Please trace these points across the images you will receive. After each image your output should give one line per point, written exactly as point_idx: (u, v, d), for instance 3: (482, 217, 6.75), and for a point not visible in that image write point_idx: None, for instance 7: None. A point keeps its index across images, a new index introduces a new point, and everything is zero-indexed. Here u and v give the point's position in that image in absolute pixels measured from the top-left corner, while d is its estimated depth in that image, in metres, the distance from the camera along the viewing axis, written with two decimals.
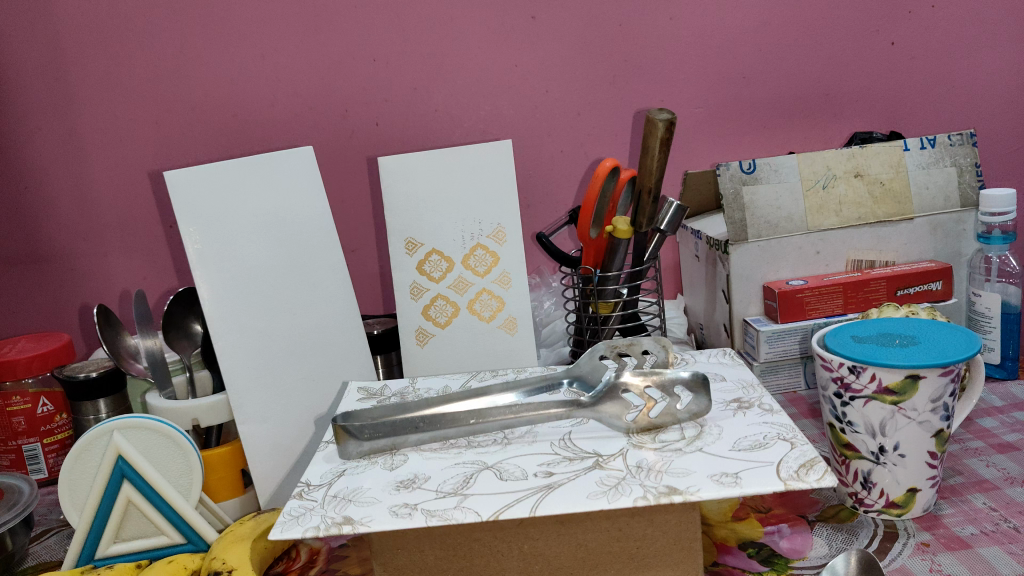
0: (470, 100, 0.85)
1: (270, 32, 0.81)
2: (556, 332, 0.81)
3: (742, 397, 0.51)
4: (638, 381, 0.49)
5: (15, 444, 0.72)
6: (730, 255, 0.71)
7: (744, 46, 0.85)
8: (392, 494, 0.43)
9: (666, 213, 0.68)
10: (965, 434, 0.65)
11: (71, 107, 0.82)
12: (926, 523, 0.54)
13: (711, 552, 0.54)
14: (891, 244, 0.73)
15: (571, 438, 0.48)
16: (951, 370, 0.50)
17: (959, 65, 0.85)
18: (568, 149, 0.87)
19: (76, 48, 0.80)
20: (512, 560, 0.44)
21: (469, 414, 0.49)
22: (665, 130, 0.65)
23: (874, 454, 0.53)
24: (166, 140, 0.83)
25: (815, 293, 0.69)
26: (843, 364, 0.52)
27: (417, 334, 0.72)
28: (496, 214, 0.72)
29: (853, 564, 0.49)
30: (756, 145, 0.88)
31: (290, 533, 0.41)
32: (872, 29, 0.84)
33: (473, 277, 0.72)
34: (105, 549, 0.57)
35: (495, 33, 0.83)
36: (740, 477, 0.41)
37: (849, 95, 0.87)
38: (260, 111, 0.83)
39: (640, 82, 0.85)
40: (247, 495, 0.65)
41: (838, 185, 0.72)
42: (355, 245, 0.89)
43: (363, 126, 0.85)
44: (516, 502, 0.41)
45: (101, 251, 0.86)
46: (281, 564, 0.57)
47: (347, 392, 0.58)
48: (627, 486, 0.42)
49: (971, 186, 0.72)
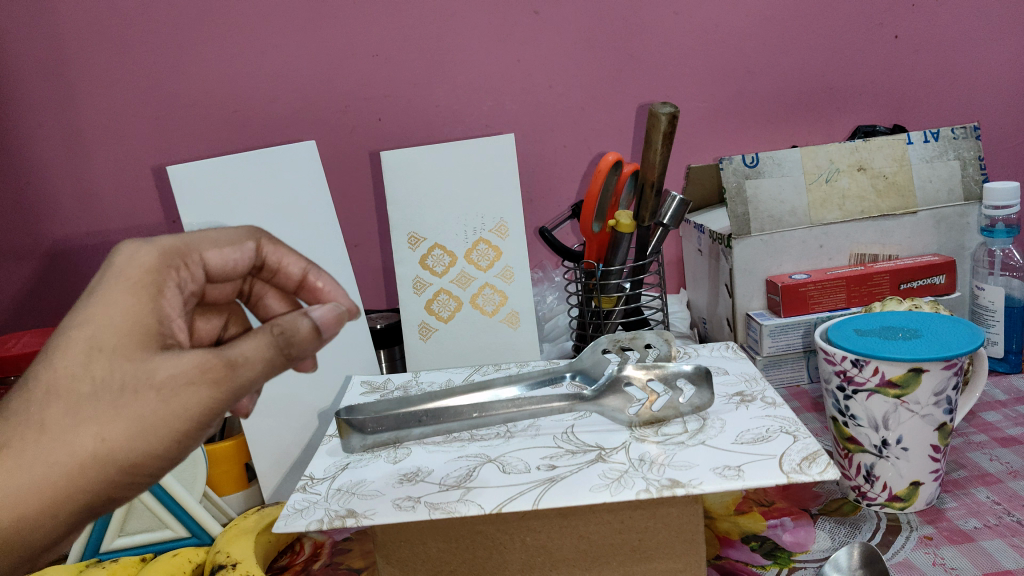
0: (471, 95, 0.85)
1: (272, 27, 0.81)
2: (559, 326, 0.82)
3: (744, 390, 0.51)
4: (640, 374, 0.49)
5: None
6: (734, 249, 0.71)
7: (748, 39, 0.84)
8: (395, 487, 0.43)
9: (668, 207, 0.68)
10: (968, 427, 0.65)
11: (74, 103, 0.82)
12: (928, 516, 0.54)
13: (714, 547, 0.54)
14: (895, 238, 0.73)
15: (573, 431, 0.48)
16: (953, 363, 0.50)
17: (963, 58, 0.85)
18: (570, 143, 0.87)
19: (79, 44, 0.80)
20: (514, 553, 0.44)
21: (473, 408, 0.49)
22: (668, 123, 0.65)
23: (877, 447, 0.53)
24: (169, 134, 0.84)
25: (818, 287, 0.69)
26: (846, 357, 0.52)
27: (420, 328, 0.72)
28: (499, 209, 0.72)
29: (855, 557, 0.49)
30: (759, 139, 0.88)
31: (293, 525, 0.41)
32: (876, 23, 0.84)
33: (476, 272, 0.72)
34: (110, 543, 0.58)
35: (497, 28, 0.83)
36: (743, 470, 0.41)
37: (854, 88, 0.86)
38: (262, 106, 0.84)
39: (643, 76, 0.85)
40: (252, 488, 0.65)
41: (842, 179, 0.72)
42: (358, 239, 0.89)
43: (366, 120, 0.85)
44: (519, 495, 0.41)
45: (105, 245, 0.86)
46: (285, 558, 0.57)
47: (351, 385, 0.58)
48: (630, 479, 0.42)
49: (975, 178, 0.72)
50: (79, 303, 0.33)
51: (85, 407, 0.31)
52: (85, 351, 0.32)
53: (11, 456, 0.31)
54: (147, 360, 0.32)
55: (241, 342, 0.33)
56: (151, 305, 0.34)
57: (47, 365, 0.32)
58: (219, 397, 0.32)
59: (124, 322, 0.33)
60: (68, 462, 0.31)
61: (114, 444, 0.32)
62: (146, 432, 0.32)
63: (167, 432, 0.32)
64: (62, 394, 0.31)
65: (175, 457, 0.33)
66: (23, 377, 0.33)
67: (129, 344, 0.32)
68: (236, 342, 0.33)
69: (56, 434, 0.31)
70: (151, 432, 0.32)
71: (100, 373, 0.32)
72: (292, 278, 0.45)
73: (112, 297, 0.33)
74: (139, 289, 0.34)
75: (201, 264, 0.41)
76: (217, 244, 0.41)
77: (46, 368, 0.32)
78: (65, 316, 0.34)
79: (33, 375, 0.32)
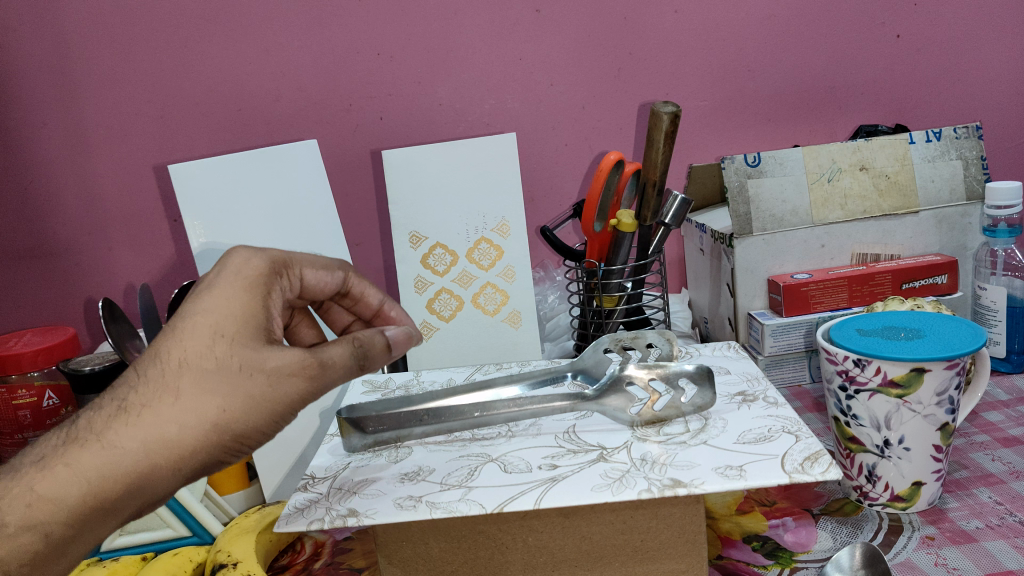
0: (473, 95, 0.85)
1: (273, 26, 0.81)
2: (560, 326, 0.81)
3: (747, 390, 0.51)
4: (642, 374, 0.49)
5: (22, 436, 0.73)
6: (736, 248, 0.71)
7: (750, 38, 0.84)
8: (397, 486, 0.43)
9: (671, 206, 0.67)
10: (970, 427, 0.65)
11: (74, 101, 0.82)
12: (931, 517, 0.54)
13: (716, 547, 0.54)
14: (897, 238, 0.73)
15: (575, 430, 0.48)
16: (956, 363, 0.50)
17: (965, 58, 0.85)
18: (572, 142, 0.87)
19: (80, 43, 0.80)
20: (516, 552, 0.44)
21: (474, 407, 0.49)
22: (670, 122, 0.64)
23: (879, 447, 0.53)
24: (171, 133, 0.83)
25: (820, 287, 0.69)
26: (848, 357, 0.52)
27: (422, 327, 0.72)
28: (501, 208, 0.72)
29: (858, 558, 0.49)
30: (761, 139, 0.88)
31: (295, 525, 0.41)
32: (878, 23, 0.84)
33: (478, 271, 0.72)
34: (111, 543, 0.58)
35: (498, 27, 0.83)
36: (745, 470, 0.41)
37: (856, 88, 0.86)
38: (264, 105, 0.83)
39: (645, 76, 0.85)
40: (253, 488, 0.65)
41: (844, 178, 0.72)
42: (359, 238, 0.89)
43: (367, 119, 0.85)
44: (521, 494, 0.41)
45: (106, 244, 0.86)
46: (287, 557, 0.57)
47: (353, 384, 0.58)
48: (632, 479, 0.42)
49: (977, 178, 0.72)
50: (201, 294, 0.39)
51: (210, 380, 0.37)
52: (209, 335, 0.38)
53: (152, 411, 0.37)
54: (259, 349, 0.39)
55: (330, 347, 0.41)
56: (260, 303, 0.40)
57: (177, 342, 0.38)
58: (312, 387, 0.39)
59: (241, 313, 0.39)
60: (195, 424, 0.37)
61: (231, 415, 0.38)
62: (256, 406, 0.38)
63: (271, 409, 0.39)
64: (192, 366, 0.37)
65: (272, 433, 0.39)
66: (152, 348, 0.38)
67: (246, 332, 0.39)
68: (327, 345, 0.41)
69: (185, 400, 0.37)
70: (260, 408, 0.38)
71: (223, 354, 0.38)
72: (369, 306, 0.52)
73: (232, 293, 0.40)
74: (253, 286, 0.41)
75: (299, 280, 0.47)
76: (315, 264, 0.47)
77: (176, 344, 0.38)
78: (186, 303, 0.39)
79: (164, 349, 0.38)
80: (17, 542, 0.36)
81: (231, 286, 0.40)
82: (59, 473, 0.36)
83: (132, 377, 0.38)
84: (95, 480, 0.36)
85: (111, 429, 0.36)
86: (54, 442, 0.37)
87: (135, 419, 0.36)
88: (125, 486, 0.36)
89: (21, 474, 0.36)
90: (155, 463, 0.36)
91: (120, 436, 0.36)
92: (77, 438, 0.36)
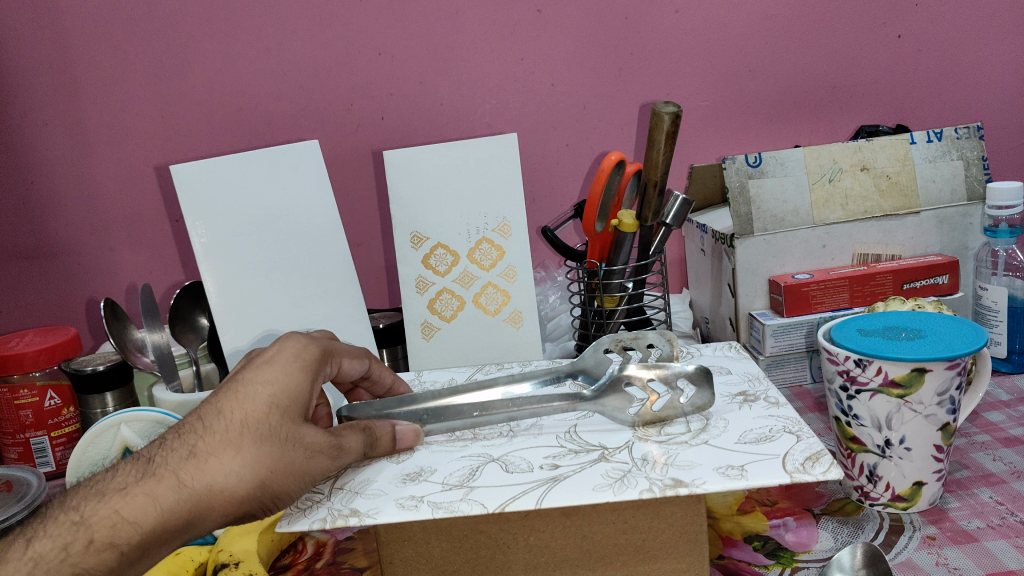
0: (475, 95, 0.85)
1: (273, 25, 0.81)
2: (561, 326, 0.82)
3: (748, 390, 0.51)
4: (641, 373, 0.48)
5: (23, 437, 0.72)
6: (736, 248, 0.71)
7: (751, 38, 0.84)
8: (399, 487, 0.43)
9: (671, 206, 0.68)
10: (971, 427, 0.65)
11: (76, 101, 0.82)
12: (931, 516, 0.54)
13: (717, 547, 0.54)
14: (897, 239, 0.73)
15: (577, 430, 0.48)
16: (957, 363, 0.50)
17: (966, 58, 0.85)
18: (573, 142, 0.87)
19: (83, 43, 0.80)
20: (518, 552, 0.44)
21: (473, 406, 0.49)
22: (671, 122, 0.64)
23: (880, 447, 0.53)
24: (172, 133, 0.84)
25: (821, 287, 0.69)
26: (849, 357, 0.52)
27: (423, 327, 0.72)
28: (502, 209, 0.72)
29: (859, 557, 0.49)
30: (762, 139, 0.88)
31: (297, 525, 0.41)
32: (879, 23, 0.84)
33: (479, 271, 0.72)
34: None
35: (500, 27, 0.83)
36: (746, 469, 0.41)
37: (856, 88, 0.86)
38: (266, 105, 0.84)
39: (646, 76, 0.85)
40: None
41: (844, 178, 0.72)
42: (361, 239, 0.89)
43: (369, 120, 0.85)
44: (522, 494, 0.41)
45: (108, 244, 0.86)
46: (288, 557, 0.57)
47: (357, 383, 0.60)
48: (633, 478, 0.42)
49: (978, 178, 0.72)
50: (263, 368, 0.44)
51: (264, 440, 0.41)
52: (266, 404, 0.42)
53: (215, 458, 0.40)
54: (302, 424, 0.43)
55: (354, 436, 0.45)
56: (309, 382, 0.45)
57: (240, 404, 0.42)
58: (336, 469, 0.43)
59: (295, 389, 0.44)
60: (248, 477, 0.41)
61: (276, 477, 0.41)
62: (297, 473, 0.42)
63: (308, 479, 0.42)
64: (251, 428, 0.41)
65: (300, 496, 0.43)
66: (218, 404, 0.42)
67: (295, 408, 0.43)
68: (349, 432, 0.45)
69: (242, 454, 0.41)
70: (298, 476, 0.42)
71: (276, 422, 0.42)
72: (384, 384, 0.55)
73: (288, 371, 0.44)
74: (305, 367, 0.45)
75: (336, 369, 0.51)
76: (351, 355, 0.52)
77: (238, 406, 0.42)
78: (247, 373, 0.44)
79: (227, 407, 0.42)
80: (101, 555, 0.38)
81: (291, 364, 0.45)
82: (140, 501, 0.39)
83: (197, 426, 0.42)
84: (168, 512, 0.39)
85: (183, 470, 0.40)
86: (133, 471, 0.40)
87: (202, 463, 0.40)
88: (187, 522, 0.39)
89: (107, 497, 0.39)
90: (213, 506, 0.40)
91: (186, 477, 0.40)
92: (153, 472, 0.40)
